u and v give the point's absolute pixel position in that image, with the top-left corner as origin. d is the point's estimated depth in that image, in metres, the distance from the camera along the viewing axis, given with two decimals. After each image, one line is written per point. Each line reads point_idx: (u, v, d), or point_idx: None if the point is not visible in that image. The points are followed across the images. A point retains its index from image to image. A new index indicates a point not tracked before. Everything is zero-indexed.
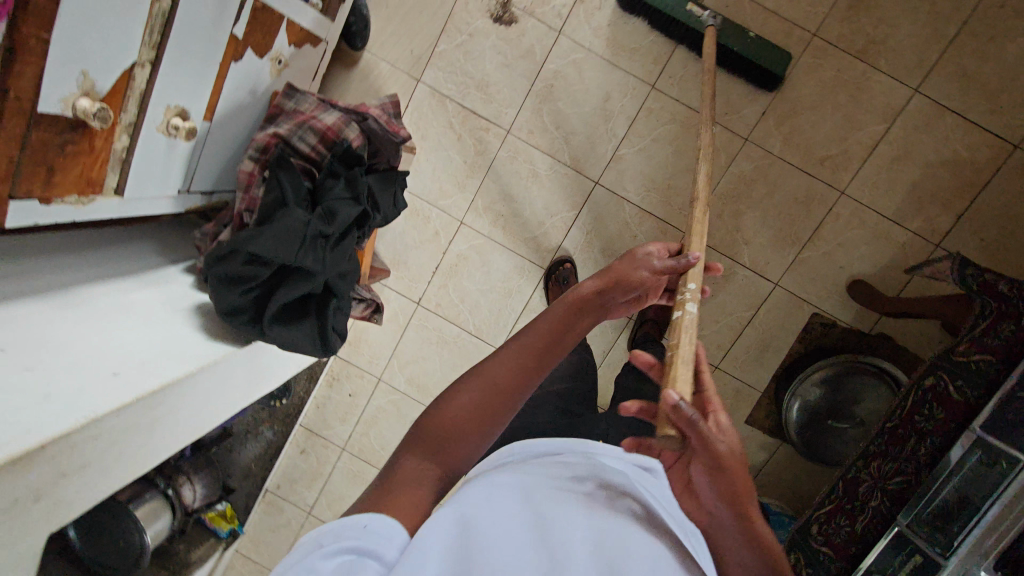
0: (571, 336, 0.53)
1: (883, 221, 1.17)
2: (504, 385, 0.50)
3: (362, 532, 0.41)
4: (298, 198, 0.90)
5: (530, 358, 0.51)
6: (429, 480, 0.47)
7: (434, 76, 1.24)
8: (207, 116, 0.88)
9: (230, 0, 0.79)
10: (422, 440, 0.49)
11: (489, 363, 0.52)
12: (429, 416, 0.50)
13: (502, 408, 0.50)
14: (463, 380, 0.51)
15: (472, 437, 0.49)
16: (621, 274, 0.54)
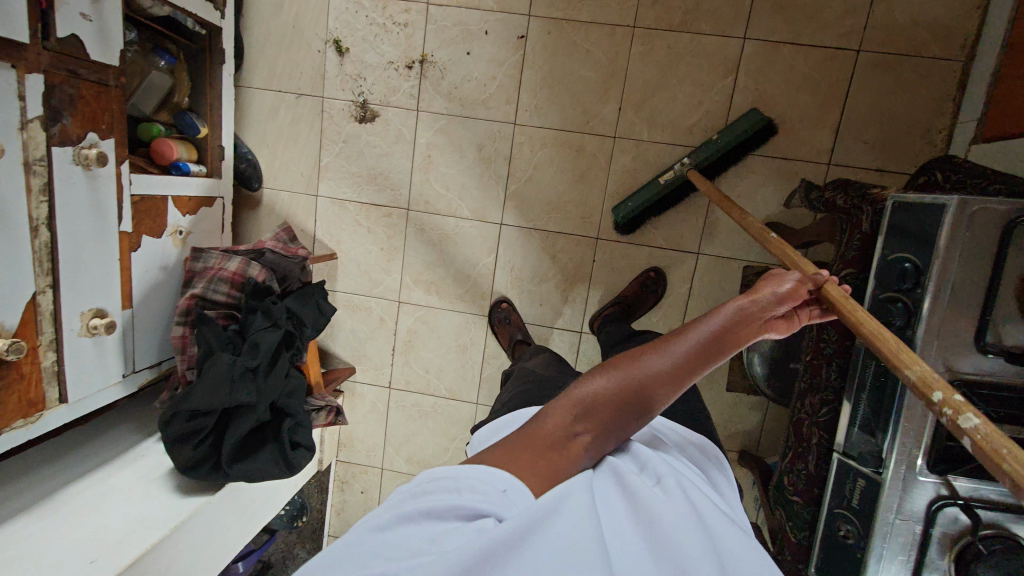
0: (727, 344, 0.55)
1: (770, 160, 1.20)
2: (651, 379, 0.53)
3: (501, 494, 0.46)
4: (222, 345, 1.00)
5: (684, 359, 0.53)
6: (566, 442, 0.52)
7: (328, 186, 1.35)
8: (125, 304, 1.00)
9: (106, 207, 0.92)
10: (569, 408, 0.53)
11: (645, 360, 0.54)
12: (574, 390, 0.55)
13: (646, 404, 0.53)
14: (612, 367, 0.54)
15: (617, 424, 0.53)
16: (778, 289, 0.58)
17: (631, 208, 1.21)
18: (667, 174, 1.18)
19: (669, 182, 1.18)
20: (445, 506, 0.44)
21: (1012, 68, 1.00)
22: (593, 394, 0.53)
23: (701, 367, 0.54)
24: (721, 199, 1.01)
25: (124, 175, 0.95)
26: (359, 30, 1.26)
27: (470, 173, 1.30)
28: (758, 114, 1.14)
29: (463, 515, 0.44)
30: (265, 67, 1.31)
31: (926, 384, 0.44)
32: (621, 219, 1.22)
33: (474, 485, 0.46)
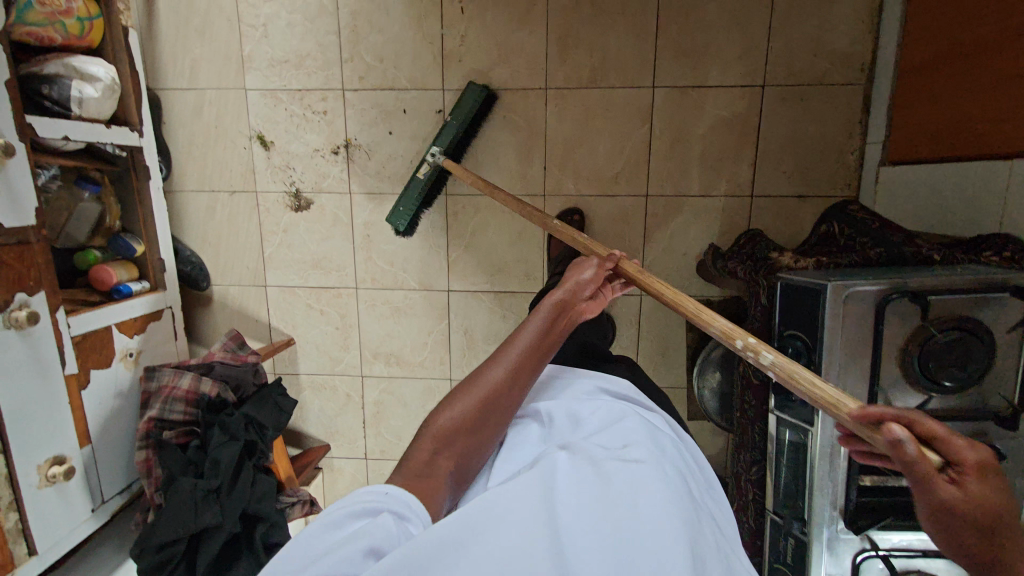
0: (551, 339, 0.70)
1: (696, 199, 1.23)
2: (495, 385, 0.66)
3: (386, 496, 0.54)
4: (183, 468, 1.04)
5: (514, 362, 0.67)
6: (444, 467, 0.61)
7: (276, 275, 1.37)
8: (82, 442, 1.02)
9: (47, 357, 0.94)
10: (434, 439, 0.62)
11: (484, 373, 0.67)
12: (432, 421, 0.64)
13: (500, 404, 0.66)
14: (461, 391, 0.65)
15: (478, 432, 0.64)
16: (581, 278, 0.75)
17: (405, 211, 1.23)
18: (422, 169, 1.19)
19: (428, 175, 1.20)
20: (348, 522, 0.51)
21: (908, 95, 1.03)
22: (451, 417, 0.63)
23: (537, 363, 0.69)
24: (489, 189, 1.09)
25: (61, 320, 0.97)
26: (280, 123, 1.28)
27: (410, 245, 1.32)
28: (472, 86, 1.16)
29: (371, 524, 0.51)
30: (195, 170, 1.32)
31: (732, 337, 0.60)
32: (401, 226, 1.23)
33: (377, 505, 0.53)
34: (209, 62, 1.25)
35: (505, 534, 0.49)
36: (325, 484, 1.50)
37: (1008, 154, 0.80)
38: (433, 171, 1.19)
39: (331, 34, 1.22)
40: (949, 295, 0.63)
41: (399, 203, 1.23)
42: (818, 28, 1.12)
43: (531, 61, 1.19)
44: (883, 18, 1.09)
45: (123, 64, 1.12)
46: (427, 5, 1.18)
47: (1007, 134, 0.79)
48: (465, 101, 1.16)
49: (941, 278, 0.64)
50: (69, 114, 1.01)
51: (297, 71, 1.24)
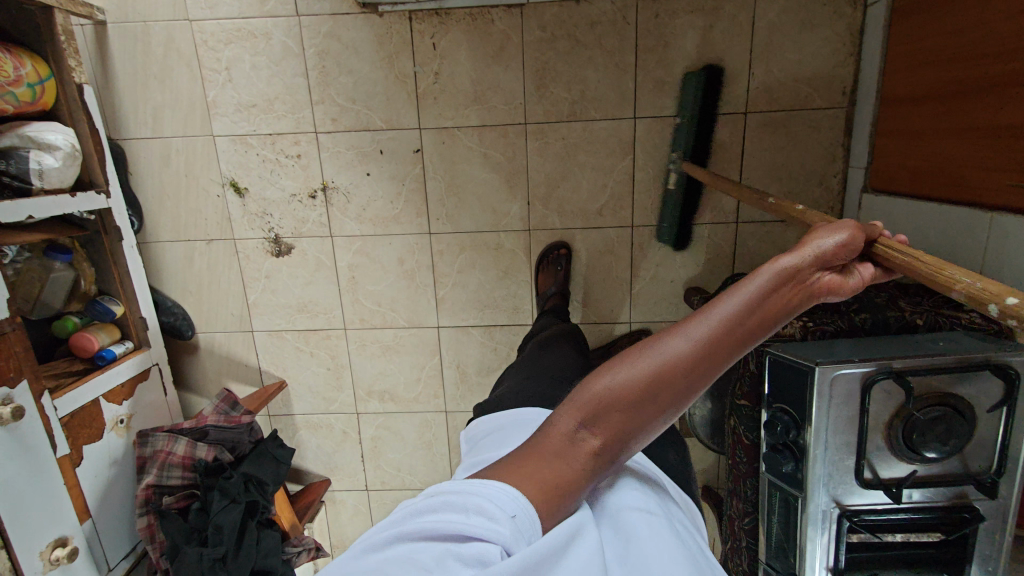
0: (770, 309, 0.53)
1: (680, 228, 1.22)
2: (676, 362, 0.51)
3: (512, 518, 0.47)
4: (186, 536, 1.06)
5: (706, 337, 0.52)
6: (577, 446, 0.52)
7: (262, 321, 1.35)
8: (82, 517, 1.02)
9: (38, 443, 0.93)
10: (584, 410, 0.53)
11: (669, 342, 0.52)
12: (592, 383, 0.54)
13: (673, 392, 0.52)
14: (633, 358, 0.53)
15: (638, 416, 0.52)
16: (833, 239, 0.56)
17: (669, 226, 1.22)
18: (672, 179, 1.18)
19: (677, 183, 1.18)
20: (454, 528, 0.46)
21: (889, 126, 1.02)
22: (609, 387, 0.52)
23: (734, 344, 0.52)
24: (721, 183, 0.97)
25: (47, 404, 0.96)
26: (253, 169, 1.24)
27: (396, 285, 1.31)
28: (693, 75, 1.12)
29: (468, 534, 0.46)
30: (169, 220, 1.28)
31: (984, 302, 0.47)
32: (667, 239, 1.23)
33: (490, 513, 0.47)
34: (173, 109, 1.20)
35: None
36: (329, 517, 1.52)
37: (990, 206, 0.80)
38: (680, 180, 1.18)
39: (299, 77, 1.17)
40: (932, 375, 0.65)
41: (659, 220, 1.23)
42: (798, 53, 1.10)
43: (509, 98, 1.16)
44: (864, 42, 1.08)
45: (82, 124, 1.07)
46: (397, 44, 1.14)
47: (988, 186, 0.79)
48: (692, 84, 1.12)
49: (925, 358, 0.65)
50: (31, 188, 0.97)
51: (266, 115, 1.20)
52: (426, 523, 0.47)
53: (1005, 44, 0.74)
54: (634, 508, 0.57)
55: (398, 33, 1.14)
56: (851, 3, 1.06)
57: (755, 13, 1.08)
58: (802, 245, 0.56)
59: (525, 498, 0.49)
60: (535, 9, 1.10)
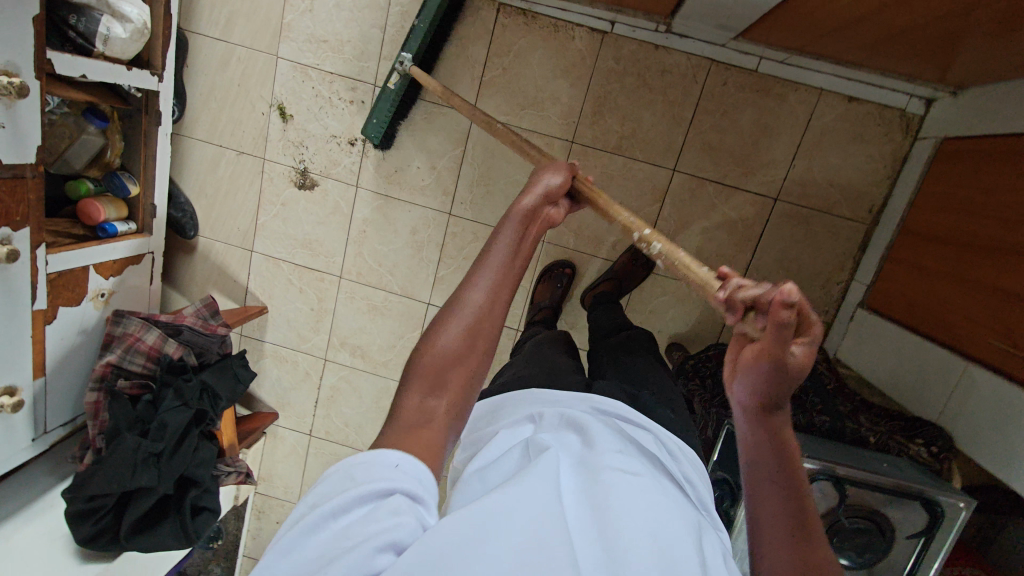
0: (526, 243, 0.59)
1: (682, 285, 1.27)
2: (486, 306, 0.55)
3: (396, 470, 0.44)
4: (129, 423, 1.05)
5: (501, 281, 0.56)
6: (435, 412, 0.51)
7: (264, 244, 1.37)
8: (37, 373, 1.03)
9: (20, 291, 0.94)
10: (420, 379, 0.51)
11: (463, 293, 0.55)
12: (420, 354, 0.53)
13: (490, 330, 0.55)
14: (443, 315, 0.54)
15: (478, 357, 0.54)
16: (547, 182, 0.63)
17: (378, 123, 1.18)
18: (392, 77, 1.12)
19: (398, 82, 1.13)
20: (351, 501, 0.42)
21: (901, 256, 1.07)
22: (442, 347, 0.52)
23: (515, 280, 0.57)
24: (448, 97, 1.00)
25: (41, 256, 0.97)
26: (304, 99, 1.26)
27: (402, 251, 1.33)
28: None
29: (374, 504, 0.43)
30: (208, 120, 1.30)
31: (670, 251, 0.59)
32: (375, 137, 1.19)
33: (379, 473, 0.44)
34: (247, 19, 1.22)
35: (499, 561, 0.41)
36: (265, 448, 1.53)
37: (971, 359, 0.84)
38: (403, 81, 1.13)
39: (376, 29, 1.20)
40: (871, 489, 0.69)
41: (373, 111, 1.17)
42: (841, 161, 1.15)
43: (565, 113, 1.20)
44: (903, 171, 1.13)
45: (159, 5, 1.09)
46: (478, 29, 1.18)
47: (975, 341, 0.84)
48: None
49: (869, 473, 0.70)
50: (92, 50, 0.98)
51: (333, 54, 1.22)
52: (326, 509, 0.42)
53: None
54: (614, 467, 0.52)
55: (482, 20, 1.17)
56: (902, 133, 1.12)
57: (814, 112, 1.13)
58: (528, 189, 0.63)
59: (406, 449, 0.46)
60: (615, 41, 1.15)
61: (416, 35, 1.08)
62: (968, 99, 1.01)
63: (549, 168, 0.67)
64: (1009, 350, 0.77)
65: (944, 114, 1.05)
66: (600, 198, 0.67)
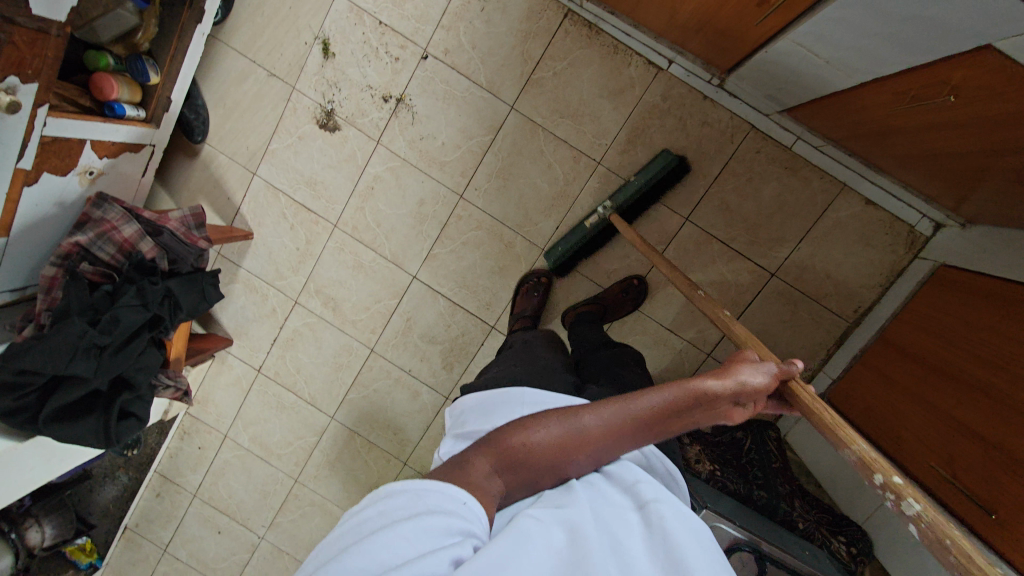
0: (681, 419, 0.57)
1: (662, 329, 1.28)
2: (584, 436, 0.56)
3: (463, 506, 0.48)
4: (82, 308, 1.01)
5: (620, 425, 0.56)
6: (494, 485, 0.53)
7: (268, 170, 1.33)
8: (2, 233, 0.98)
9: (9, 145, 0.90)
10: (500, 455, 0.55)
11: (578, 411, 0.58)
12: (512, 432, 0.56)
13: (576, 459, 0.56)
14: (556, 417, 0.57)
15: (549, 472, 0.56)
16: (750, 379, 0.58)
17: (561, 253, 1.24)
18: (592, 218, 1.20)
19: (596, 225, 1.20)
20: (428, 523, 0.45)
21: (872, 361, 1.10)
22: (530, 440, 0.55)
23: (641, 439, 0.57)
24: (647, 250, 1.02)
25: (41, 117, 0.93)
26: (351, 41, 1.24)
27: (403, 218, 1.32)
28: (666, 151, 1.17)
29: (441, 523, 0.45)
30: (249, 32, 1.26)
31: (870, 465, 0.47)
32: (554, 263, 1.24)
33: (444, 501, 0.48)
34: None
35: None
36: (209, 371, 1.49)
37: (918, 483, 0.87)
38: (600, 224, 1.20)
39: None
40: (787, 573, 0.71)
41: (560, 241, 1.25)
42: (843, 257, 1.19)
43: (600, 134, 1.20)
44: (895, 282, 1.17)
45: None
46: (541, 28, 1.17)
47: (921, 464, 0.88)
48: (663, 159, 1.16)
49: (787, 555, 0.72)
50: None
51: (393, 7, 1.21)
52: (395, 525, 0.44)
53: (993, 359, 0.82)
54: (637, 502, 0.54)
55: (548, 20, 1.17)
56: (906, 248, 1.16)
57: (831, 204, 1.17)
58: (721, 369, 0.60)
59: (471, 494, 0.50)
60: (668, 80, 1.16)
61: (633, 188, 1.17)
62: (973, 232, 1.05)
63: (762, 364, 0.61)
64: (950, 481, 0.81)
65: (948, 242, 1.09)
66: (821, 409, 0.54)
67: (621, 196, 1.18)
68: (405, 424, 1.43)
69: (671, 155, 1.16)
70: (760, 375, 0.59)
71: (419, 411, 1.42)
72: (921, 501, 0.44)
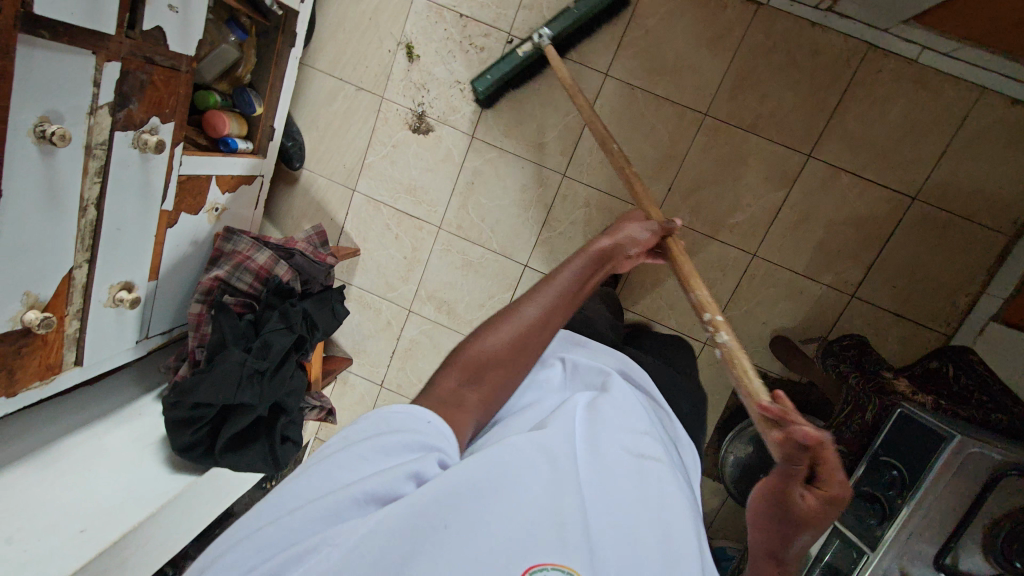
0: (593, 279, 0.66)
1: (796, 278, 1.21)
2: (528, 323, 0.62)
3: (427, 426, 0.51)
4: (236, 338, 1.03)
5: (552, 303, 0.63)
6: (465, 400, 0.58)
7: (367, 185, 1.34)
8: (151, 276, 1.00)
9: (153, 187, 0.92)
10: (462, 368, 0.59)
11: (514, 304, 0.63)
12: (467, 347, 0.61)
13: (532, 346, 0.62)
14: (497, 319, 0.62)
15: (510, 370, 0.61)
16: (629, 233, 0.71)
17: (490, 80, 1.17)
18: (525, 45, 1.13)
19: (529, 54, 1.14)
20: (386, 445, 0.48)
21: None
22: (486, 347, 0.60)
23: (569, 309, 0.65)
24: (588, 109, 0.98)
25: (176, 156, 0.95)
26: (434, 41, 1.23)
27: (506, 208, 1.30)
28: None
29: (400, 441, 0.49)
30: (333, 52, 1.27)
31: (704, 308, 0.67)
32: (485, 90, 1.16)
33: (412, 428, 0.51)
34: None
35: (515, 512, 0.46)
36: (334, 394, 1.51)
37: None
38: (534, 53, 1.14)
39: None
40: None
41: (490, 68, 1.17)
42: (989, 167, 1.10)
43: (702, 85, 1.16)
44: None
45: None
46: None
47: None
48: None
49: None
50: None
51: None
52: (357, 448, 0.48)
53: None
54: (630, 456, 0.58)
55: None
56: None
57: (970, 113, 1.08)
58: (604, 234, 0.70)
59: (440, 421, 0.53)
60: (768, 15, 1.11)
61: (571, 20, 1.11)
62: None
63: (639, 224, 0.73)
64: None
65: None
66: (686, 268, 0.71)
67: (556, 29, 1.12)
68: None
69: None
70: (641, 233, 0.72)
71: None
72: (728, 335, 0.64)
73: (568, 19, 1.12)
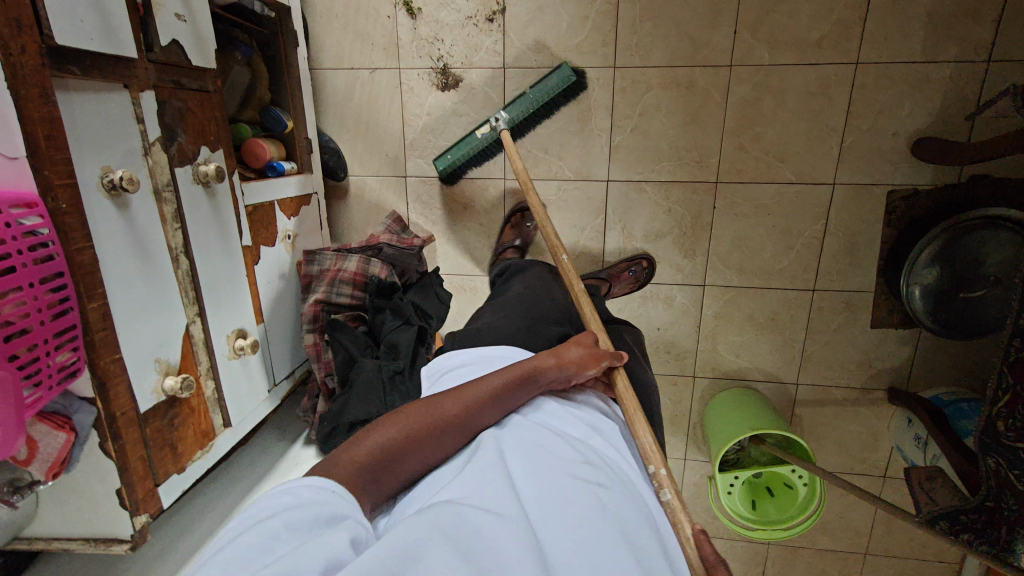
0: (518, 393, 0.66)
1: (914, 68, 1.05)
2: (436, 424, 0.59)
3: (332, 494, 0.47)
4: (361, 349, 0.98)
5: (464, 408, 0.62)
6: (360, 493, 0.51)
7: (417, 165, 1.26)
8: (258, 319, 0.96)
9: (229, 222, 0.87)
10: (357, 462, 0.53)
11: (428, 403, 0.61)
12: (358, 443, 0.55)
13: (435, 446, 0.58)
14: (401, 416, 0.59)
15: (401, 472, 0.56)
16: (567, 353, 0.73)
17: (451, 161, 1.15)
18: (483, 128, 1.13)
19: (488, 139, 1.13)
20: (310, 515, 0.43)
21: None
22: (379, 443, 0.55)
23: (487, 417, 0.63)
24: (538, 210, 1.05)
25: (237, 185, 0.89)
26: None
27: (567, 129, 1.18)
28: (565, 66, 1.11)
29: (319, 515, 0.44)
30: (334, 43, 1.20)
31: (649, 460, 0.68)
32: (444, 172, 1.16)
33: (314, 494, 0.45)
34: None
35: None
36: None
37: None
38: (491, 136, 1.13)
39: None
40: None
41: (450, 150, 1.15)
42: None
43: None
44: None
45: None
46: None
47: None
48: (563, 78, 1.10)
49: None
50: None
51: None
52: (281, 522, 0.42)
53: None
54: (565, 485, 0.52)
55: None
56: None
57: None
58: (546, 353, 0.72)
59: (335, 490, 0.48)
60: None
61: (528, 109, 1.11)
62: None
63: (580, 348, 0.76)
64: None
65: None
66: (631, 412, 0.73)
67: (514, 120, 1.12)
68: (675, 336, 1.28)
69: (571, 74, 1.10)
70: (581, 355, 0.74)
71: (683, 315, 1.26)
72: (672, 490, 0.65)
73: (525, 104, 1.12)
